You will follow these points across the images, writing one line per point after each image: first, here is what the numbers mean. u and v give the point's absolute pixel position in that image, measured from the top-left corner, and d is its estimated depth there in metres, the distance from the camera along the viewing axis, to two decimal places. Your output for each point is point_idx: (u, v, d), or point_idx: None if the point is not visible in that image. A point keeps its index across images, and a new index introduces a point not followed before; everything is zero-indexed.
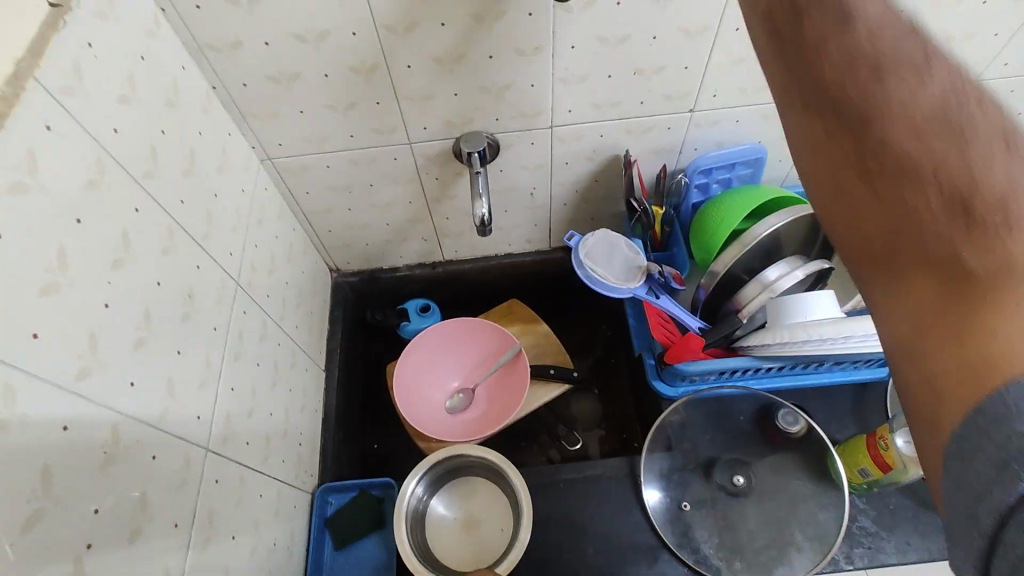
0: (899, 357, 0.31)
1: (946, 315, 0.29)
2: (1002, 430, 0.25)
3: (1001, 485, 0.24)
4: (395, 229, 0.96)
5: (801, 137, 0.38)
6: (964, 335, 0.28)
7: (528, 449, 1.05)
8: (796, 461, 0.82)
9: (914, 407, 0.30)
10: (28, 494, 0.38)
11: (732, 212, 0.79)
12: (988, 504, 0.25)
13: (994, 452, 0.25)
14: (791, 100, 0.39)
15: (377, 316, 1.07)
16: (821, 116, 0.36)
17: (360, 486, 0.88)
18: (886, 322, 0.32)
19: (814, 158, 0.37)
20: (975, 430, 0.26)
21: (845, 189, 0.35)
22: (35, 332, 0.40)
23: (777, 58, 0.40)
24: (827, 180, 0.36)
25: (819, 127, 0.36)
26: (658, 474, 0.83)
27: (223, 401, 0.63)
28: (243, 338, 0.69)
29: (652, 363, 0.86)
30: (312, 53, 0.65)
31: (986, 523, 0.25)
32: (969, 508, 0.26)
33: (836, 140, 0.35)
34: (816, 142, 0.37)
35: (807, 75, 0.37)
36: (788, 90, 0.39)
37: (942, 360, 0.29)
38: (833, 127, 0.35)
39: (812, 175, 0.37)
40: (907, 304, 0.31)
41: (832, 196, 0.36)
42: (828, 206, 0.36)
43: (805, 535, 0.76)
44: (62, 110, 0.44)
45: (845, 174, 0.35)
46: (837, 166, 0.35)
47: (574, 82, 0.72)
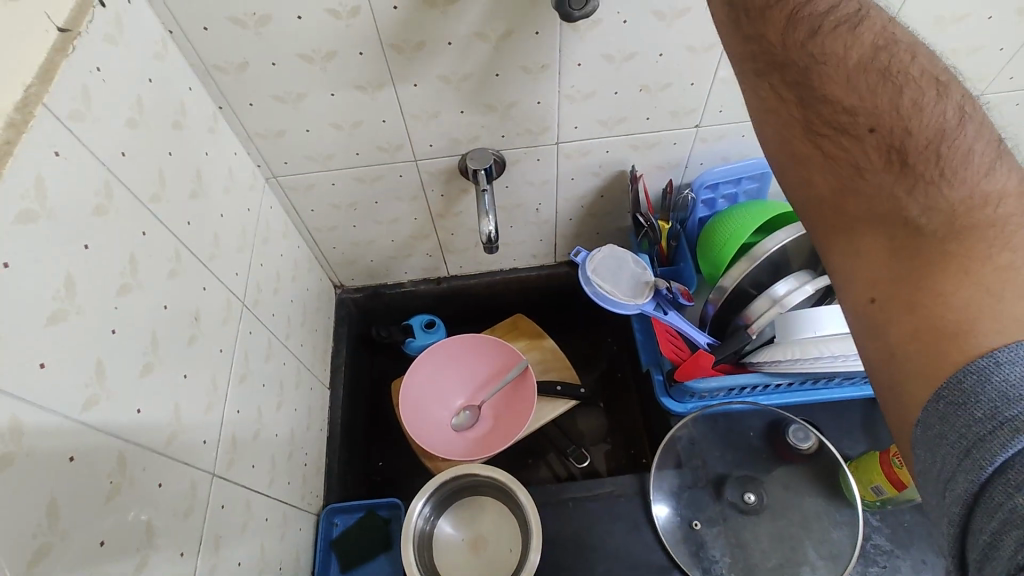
0: (863, 332, 0.37)
1: (900, 294, 0.35)
2: (962, 415, 0.29)
3: (965, 471, 0.28)
4: (399, 245, 0.96)
5: (779, 142, 0.43)
6: (916, 310, 0.33)
7: (535, 466, 1.04)
8: (808, 478, 0.80)
9: (878, 376, 0.35)
10: (34, 528, 0.38)
11: (739, 227, 0.79)
12: (954, 488, 0.29)
13: (958, 438, 0.29)
14: (792, 112, 0.42)
15: (382, 333, 1.06)
16: (796, 123, 0.42)
17: (366, 507, 0.87)
18: (853, 301, 0.38)
19: (789, 161, 0.42)
20: (939, 412, 0.30)
21: (817, 188, 0.41)
22: (43, 361, 0.39)
23: (776, 72, 0.42)
24: (802, 179, 0.42)
25: (794, 134, 0.42)
26: (668, 491, 0.82)
27: (229, 424, 0.62)
28: (248, 358, 0.68)
29: (660, 379, 0.86)
30: (319, 73, 0.65)
31: (956, 507, 0.29)
32: (941, 492, 0.30)
33: (808, 147, 0.41)
34: (792, 147, 0.42)
35: (782, 85, 0.42)
36: (764, 99, 0.44)
37: (900, 333, 0.34)
38: (806, 134, 0.41)
39: (788, 176, 0.43)
40: (896, 295, 0.35)
41: (806, 193, 0.42)
42: (804, 201, 0.42)
43: (819, 554, 0.75)
44: (72, 136, 0.44)
45: (817, 175, 0.40)
46: (811, 168, 0.41)
47: (580, 99, 0.72)
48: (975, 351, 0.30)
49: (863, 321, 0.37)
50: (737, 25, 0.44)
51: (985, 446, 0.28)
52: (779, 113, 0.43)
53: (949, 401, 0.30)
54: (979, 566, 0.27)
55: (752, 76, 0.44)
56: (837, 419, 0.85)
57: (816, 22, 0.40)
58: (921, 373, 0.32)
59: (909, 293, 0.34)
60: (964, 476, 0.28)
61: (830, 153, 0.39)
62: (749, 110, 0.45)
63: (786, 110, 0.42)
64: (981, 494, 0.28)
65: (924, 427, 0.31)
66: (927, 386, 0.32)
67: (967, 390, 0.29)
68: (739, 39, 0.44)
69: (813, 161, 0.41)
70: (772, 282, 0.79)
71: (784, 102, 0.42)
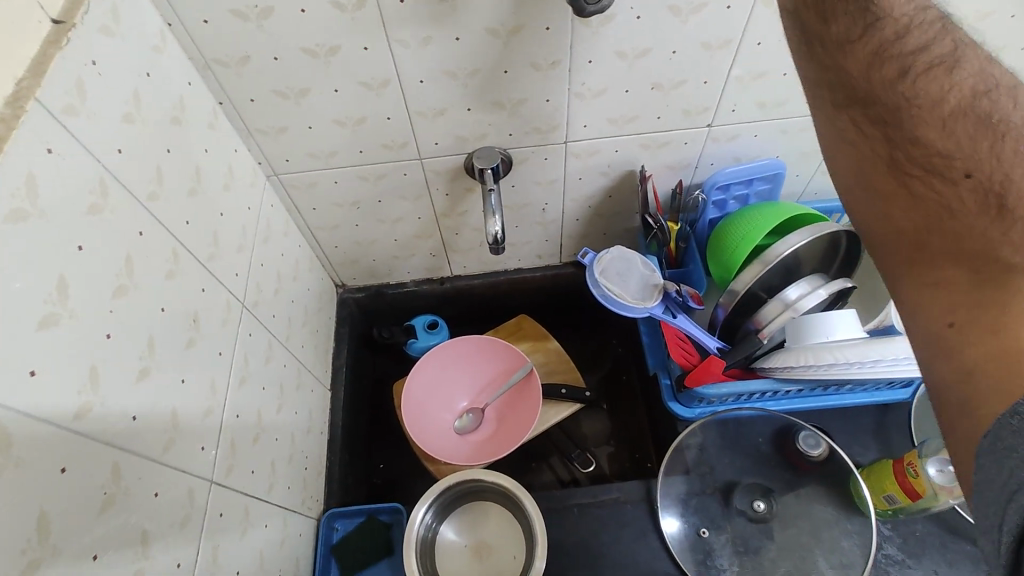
0: (933, 355, 0.35)
1: (979, 323, 0.33)
2: None
3: None
4: (402, 244, 0.94)
5: (857, 176, 0.40)
6: (997, 336, 0.32)
7: (538, 469, 1.03)
8: (818, 486, 0.79)
9: (946, 397, 0.34)
10: (23, 543, 0.36)
11: (752, 230, 0.77)
12: (1018, 499, 0.28)
13: None
14: (874, 151, 0.39)
15: (384, 334, 1.05)
16: (879, 159, 0.38)
17: (367, 512, 0.85)
18: (925, 326, 0.35)
19: (867, 194, 0.40)
20: (1013, 426, 0.29)
21: (896, 224, 0.37)
22: (33, 368, 0.38)
23: (860, 108, 0.39)
24: (878, 214, 0.39)
25: (875, 170, 0.39)
26: (675, 497, 0.80)
27: (228, 428, 0.60)
28: (248, 361, 0.66)
29: (667, 384, 0.84)
30: (323, 68, 0.63)
31: (1017, 516, 0.28)
32: (1002, 500, 0.29)
33: (892, 183, 0.38)
34: (873, 183, 0.39)
35: (865, 120, 0.39)
36: (844, 131, 0.41)
37: (973, 358, 0.32)
38: (891, 172, 0.38)
39: (864, 209, 0.40)
40: (975, 329, 0.33)
41: (881, 228, 0.39)
42: (879, 236, 0.39)
43: (830, 564, 0.73)
44: (65, 131, 0.42)
45: (898, 212, 0.37)
46: (891, 205, 0.38)
47: (590, 96, 0.70)
48: None
49: (936, 346, 0.35)
50: (815, 52, 0.42)
51: None
52: (860, 147, 0.40)
53: None
54: None
55: (832, 106, 0.42)
56: (846, 425, 0.83)
57: (907, 60, 0.37)
58: (998, 389, 0.31)
59: (995, 320, 0.32)
60: None
61: (917, 193, 0.36)
62: (825, 139, 0.43)
63: (868, 145, 0.39)
64: None
65: (991, 438, 0.30)
66: (997, 405, 0.30)
67: None
68: (818, 66, 0.42)
69: (896, 199, 0.38)
70: (783, 286, 0.77)
71: (868, 137, 0.39)
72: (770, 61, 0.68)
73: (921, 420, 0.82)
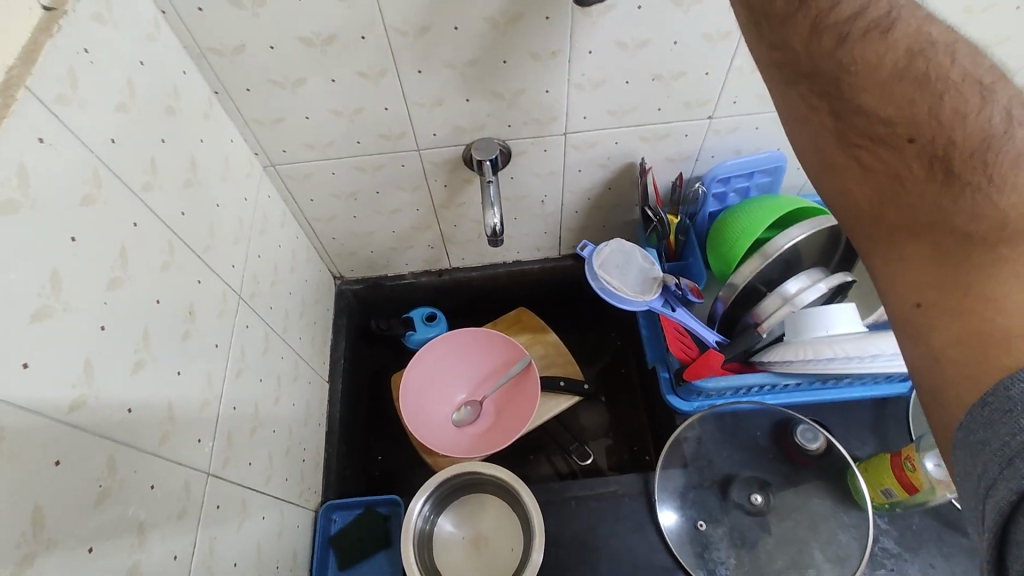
0: (904, 338, 0.34)
1: (948, 297, 0.32)
2: (1006, 423, 0.27)
3: (1008, 479, 0.26)
4: (400, 236, 0.93)
5: (814, 153, 0.39)
6: (964, 314, 0.31)
7: (536, 462, 1.03)
8: (815, 480, 0.79)
9: (920, 386, 0.33)
10: (18, 536, 0.36)
11: (752, 223, 0.76)
12: (994, 495, 0.26)
13: (1000, 446, 0.27)
14: (823, 128, 0.38)
15: (382, 326, 1.04)
16: (829, 134, 0.38)
17: (366, 503, 0.86)
18: (896, 306, 0.35)
19: (823, 171, 0.39)
20: (982, 417, 0.28)
21: (854, 198, 0.37)
22: (27, 361, 0.37)
23: (806, 83, 0.38)
24: (835, 188, 0.38)
25: (826, 145, 0.38)
26: (673, 490, 0.81)
27: (225, 420, 0.60)
28: (245, 352, 0.66)
29: (666, 377, 0.84)
30: (320, 56, 0.62)
31: (994, 514, 0.26)
32: (980, 497, 0.27)
33: (844, 158, 0.37)
34: (828, 159, 0.38)
35: (813, 95, 0.38)
36: (795, 108, 0.40)
37: (944, 338, 0.32)
38: (842, 146, 0.37)
39: (824, 186, 0.40)
40: (943, 306, 0.32)
41: (842, 203, 0.38)
42: (841, 211, 0.39)
43: (826, 556, 0.74)
44: (56, 120, 0.42)
45: (855, 185, 0.37)
46: (846, 178, 0.38)
47: (590, 88, 0.70)
48: (1018, 357, 0.28)
49: (905, 326, 0.34)
50: (760, 31, 0.41)
51: None
52: (811, 123, 0.39)
53: (996, 408, 0.28)
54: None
55: (780, 84, 0.41)
56: (845, 419, 0.83)
57: (843, 28, 0.36)
58: (964, 378, 0.30)
59: (958, 300, 0.31)
60: (1007, 483, 0.26)
61: (867, 164, 0.36)
62: (779, 119, 0.42)
63: (818, 121, 0.38)
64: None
65: (966, 430, 0.29)
66: (971, 392, 0.29)
67: (1014, 396, 0.27)
68: (764, 47, 0.41)
69: (850, 175, 0.37)
70: (783, 279, 0.77)
71: (816, 112, 0.38)
72: None
73: (918, 415, 0.82)
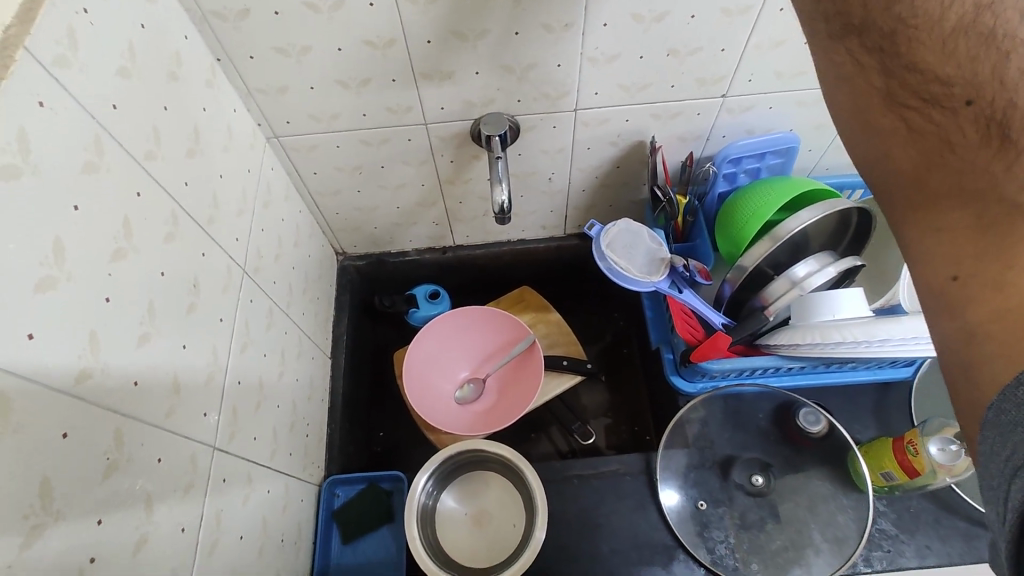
0: (937, 312, 0.33)
1: (987, 270, 0.31)
2: None
3: None
4: (405, 212, 0.92)
5: (856, 112, 0.36)
6: (1003, 291, 0.30)
7: (537, 440, 1.03)
8: (816, 462, 0.80)
9: (948, 358, 0.32)
10: (25, 509, 0.35)
11: (764, 205, 0.75)
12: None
13: None
14: (872, 86, 0.35)
15: (385, 302, 1.03)
16: (875, 93, 0.35)
17: (369, 479, 0.86)
18: (928, 277, 0.34)
19: (863, 132, 0.36)
20: (1016, 399, 0.28)
21: (895, 163, 0.35)
22: (30, 332, 0.36)
23: (856, 36, 0.35)
24: (876, 151, 0.36)
25: (870, 105, 0.35)
26: (675, 470, 0.81)
27: (230, 395, 0.59)
28: (249, 327, 0.65)
29: (670, 358, 0.84)
30: (325, 24, 0.60)
31: (1019, 495, 0.27)
32: (1005, 478, 0.28)
33: (889, 119, 0.34)
34: (870, 120, 0.35)
35: (862, 50, 0.35)
36: (840, 65, 0.37)
37: (981, 313, 0.31)
38: (888, 106, 0.34)
39: (863, 148, 0.37)
40: (981, 277, 0.31)
41: (882, 167, 0.36)
42: (880, 177, 0.36)
43: (824, 536, 0.75)
44: (57, 83, 0.40)
45: (897, 148, 0.34)
46: (888, 141, 0.35)
47: (604, 62, 0.68)
48: None
49: (936, 298, 0.33)
50: None
51: None
52: (855, 81, 0.36)
53: None
54: None
55: (825, 38, 0.37)
56: (847, 403, 0.84)
57: None
58: (1002, 355, 0.29)
59: (998, 273, 0.30)
60: None
61: (916, 127, 0.33)
62: (821, 74, 0.39)
63: (864, 79, 0.35)
64: None
65: (994, 411, 0.29)
66: (1006, 368, 0.29)
67: None
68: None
69: (895, 137, 0.34)
70: (791, 263, 0.77)
71: (864, 69, 0.35)
72: (792, 27, 0.65)
73: (920, 400, 0.82)
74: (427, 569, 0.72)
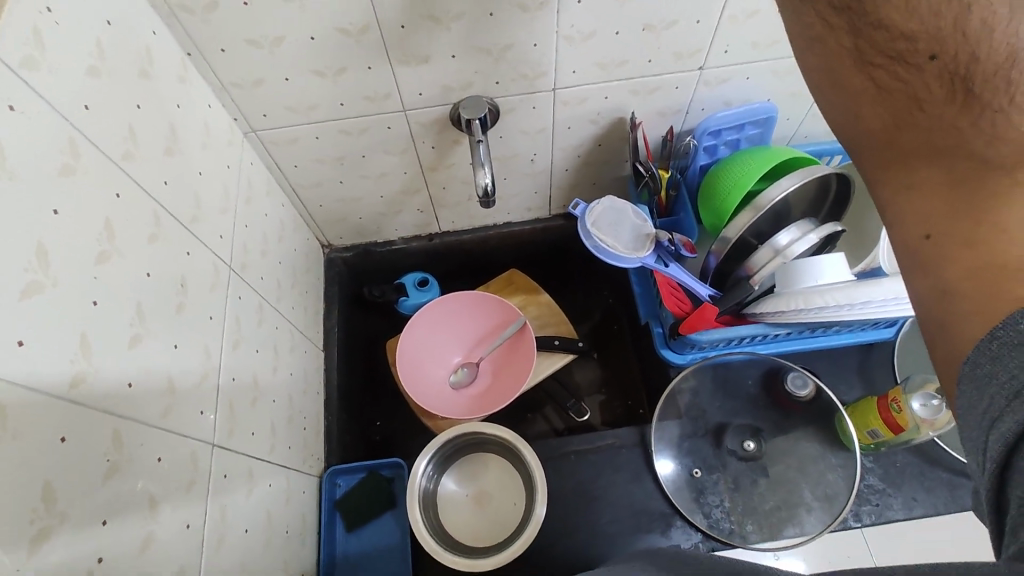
0: (912, 269, 0.34)
1: (958, 226, 0.32)
2: (1015, 358, 0.27)
3: (1013, 412, 0.27)
4: (389, 202, 0.92)
5: (826, 73, 0.36)
6: (975, 246, 0.31)
7: (532, 420, 1.05)
8: (805, 425, 0.82)
9: (923, 314, 0.34)
10: (30, 514, 0.36)
11: (745, 175, 0.76)
12: (1000, 427, 0.27)
13: (1008, 380, 0.27)
14: (841, 46, 0.34)
15: (375, 293, 1.03)
16: (844, 54, 0.34)
17: (369, 467, 0.87)
18: (902, 235, 0.35)
19: (834, 93, 0.36)
20: (989, 352, 0.29)
21: (867, 124, 0.35)
22: (20, 339, 0.36)
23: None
24: (848, 113, 0.36)
25: (839, 65, 0.35)
26: (669, 441, 0.83)
27: (225, 392, 0.60)
28: (240, 324, 0.65)
29: (660, 332, 0.85)
30: (296, 13, 0.59)
31: (997, 444, 0.28)
32: (983, 429, 0.29)
33: (859, 80, 0.34)
34: (841, 82, 0.35)
35: (829, 9, 0.34)
36: (808, 25, 0.36)
37: (953, 269, 0.32)
38: (857, 67, 0.34)
39: (835, 109, 0.37)
40: (953, 233, 0.32)
41: (854, 129, 0.36)
42: (853, 138, 0.37)
43: (815, 495, 0.77)
44: (26, 85, 0.39)
45: (867, 108, 0.35)
46: (859, 102, 0.35)
47: (580, 39, 0.68)
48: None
49: (910, 255, 0.34)
50: None
51: None
52: (824, 42, 0.35)
53: (1003, 343, 0.28)
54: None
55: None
56: (832, 366, 0.86)
57: None
58: (975, 312, 0.30)
59: (968, 228, 0.31)
60: (1012, 416, 0.27)
61: (884, 86, 0.33)
62: (789, 34, 0.38)
63: (833, 39, 0.35)
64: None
65: (970, 364, 0.30)
66: (979, 324, 0.30)
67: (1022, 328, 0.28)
68: None
69: (866, 98, 0.34)
70: (773, 232, 0.78)
71: (831, 28, 0.34)
72: None
73: (903, 358, 0.84)
74: (432, 552, 0.73)
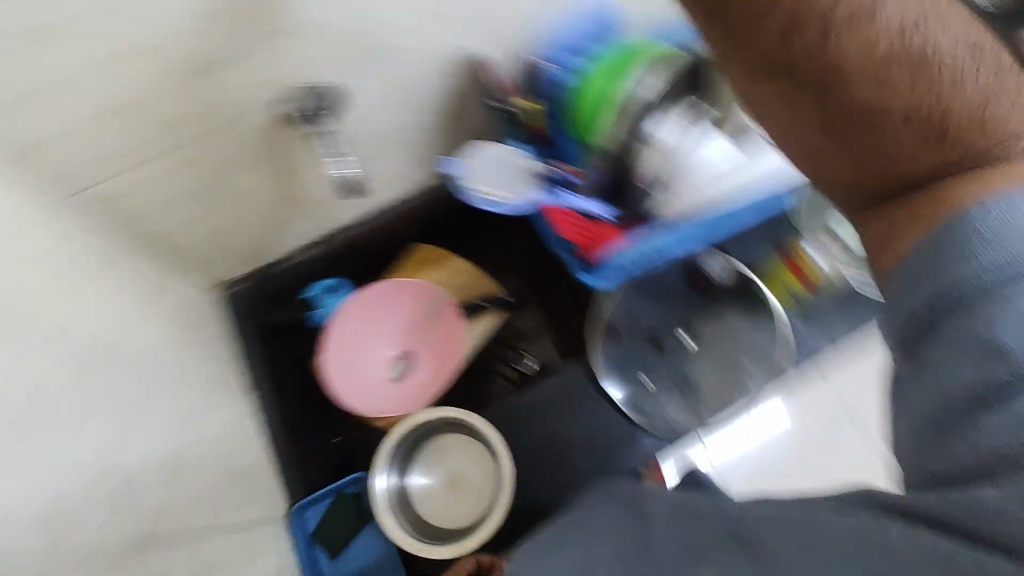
0: (872, 219, 0.39)
1: (904, 179, 0.38)
2: (944, 259, 0.35)
3: (935, 314, 0.35)
4: (260, 222, 0.78)
5: (748, 91, 0.39)
6: (922, 188, 0.37)
7: (488, 380, 1.04)
8: (719, 300, 0.94)
9: (876, 259, 0.39)
10: None
11: (601, 85, 0.78)
12: (902, 314, 0.36)
13: (939, 282, 0.35)
14: (749, 69, 0.38)
15: (284, 315, 0.95)
16: (758, 76, 0.38)
17: (332, 492, 0.92)
18: (857, 205, 0.40)
19: (769, 110, 0.39)
20: (952, 263, 0.34)
21: (803, 131, 0.39)
22: None
23: (720, 34, 0.38)
24: (785, 124, 0.39)
25: (757, 88, 0.39)
26: (614, 369, 0.97)
27: (108, 500, 0.56)
28: (120, 415, 0.58)
29: (575, 262, 0.80)
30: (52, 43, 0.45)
31: (902, 327, 0.36)
32: (903, 312, 0.36)
33: (784, 98, 0.38)
34: (770, 100, 0.39)
35: (730, 40, 0.37)
36: (718, 57, 0.39)
37: (903, 214, 0.37)
38: (777, 84, 0.38)
39: (771, 122, 0.40)
40: (906, 186, 0.38)
41: (794, 139, 0.40)
42: (791, 145, 0.40)
43: (753, 361, 0.95)
44: None
45: (799, 121, 0.39)
46: (789, 112, 0.39)
47: None
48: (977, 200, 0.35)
49: (875, 215, 0.39)
50: None
51: (978, 296, 0.33)
52: (739, 69, 0.38)
53: (929, 256, 0.35)
54: (918, 374, 0.35)
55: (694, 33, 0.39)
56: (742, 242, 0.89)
57: None
58: (926, 236, 0.36)
59: (914, 179, 0.37)
60: (919, 309, 0.35)
61: (799, 95, 0.38)
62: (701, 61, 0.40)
63: (749, 66, 0.38)
64: (946, 315, 0.34)
65: (928, 278, 0.35)
66: (916, 238, 0.36)
67: (976, 235, 0.34)
68: None
69: (792, 107, 0.38)
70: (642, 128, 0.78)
71: (742, 59, 0.38)
72: None
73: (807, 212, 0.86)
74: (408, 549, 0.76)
